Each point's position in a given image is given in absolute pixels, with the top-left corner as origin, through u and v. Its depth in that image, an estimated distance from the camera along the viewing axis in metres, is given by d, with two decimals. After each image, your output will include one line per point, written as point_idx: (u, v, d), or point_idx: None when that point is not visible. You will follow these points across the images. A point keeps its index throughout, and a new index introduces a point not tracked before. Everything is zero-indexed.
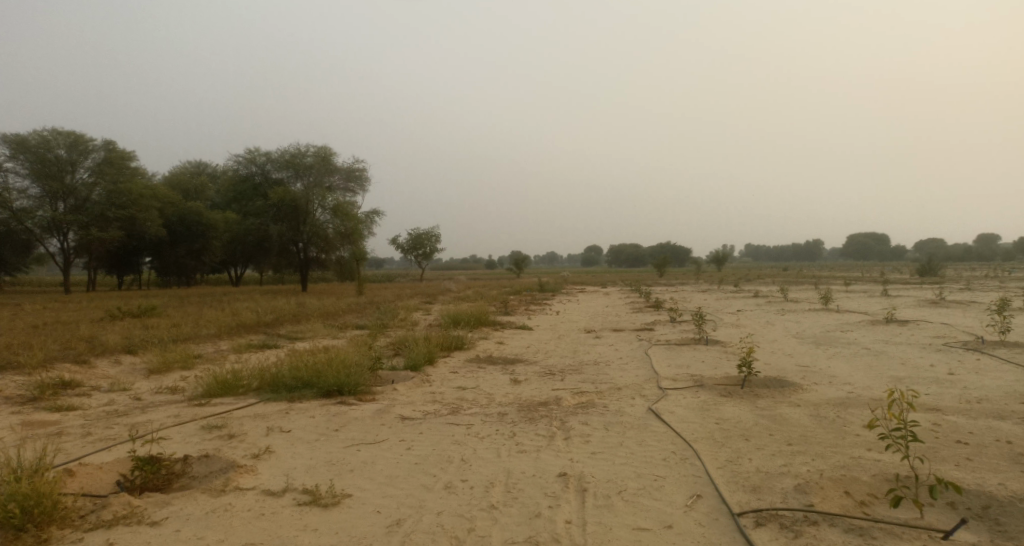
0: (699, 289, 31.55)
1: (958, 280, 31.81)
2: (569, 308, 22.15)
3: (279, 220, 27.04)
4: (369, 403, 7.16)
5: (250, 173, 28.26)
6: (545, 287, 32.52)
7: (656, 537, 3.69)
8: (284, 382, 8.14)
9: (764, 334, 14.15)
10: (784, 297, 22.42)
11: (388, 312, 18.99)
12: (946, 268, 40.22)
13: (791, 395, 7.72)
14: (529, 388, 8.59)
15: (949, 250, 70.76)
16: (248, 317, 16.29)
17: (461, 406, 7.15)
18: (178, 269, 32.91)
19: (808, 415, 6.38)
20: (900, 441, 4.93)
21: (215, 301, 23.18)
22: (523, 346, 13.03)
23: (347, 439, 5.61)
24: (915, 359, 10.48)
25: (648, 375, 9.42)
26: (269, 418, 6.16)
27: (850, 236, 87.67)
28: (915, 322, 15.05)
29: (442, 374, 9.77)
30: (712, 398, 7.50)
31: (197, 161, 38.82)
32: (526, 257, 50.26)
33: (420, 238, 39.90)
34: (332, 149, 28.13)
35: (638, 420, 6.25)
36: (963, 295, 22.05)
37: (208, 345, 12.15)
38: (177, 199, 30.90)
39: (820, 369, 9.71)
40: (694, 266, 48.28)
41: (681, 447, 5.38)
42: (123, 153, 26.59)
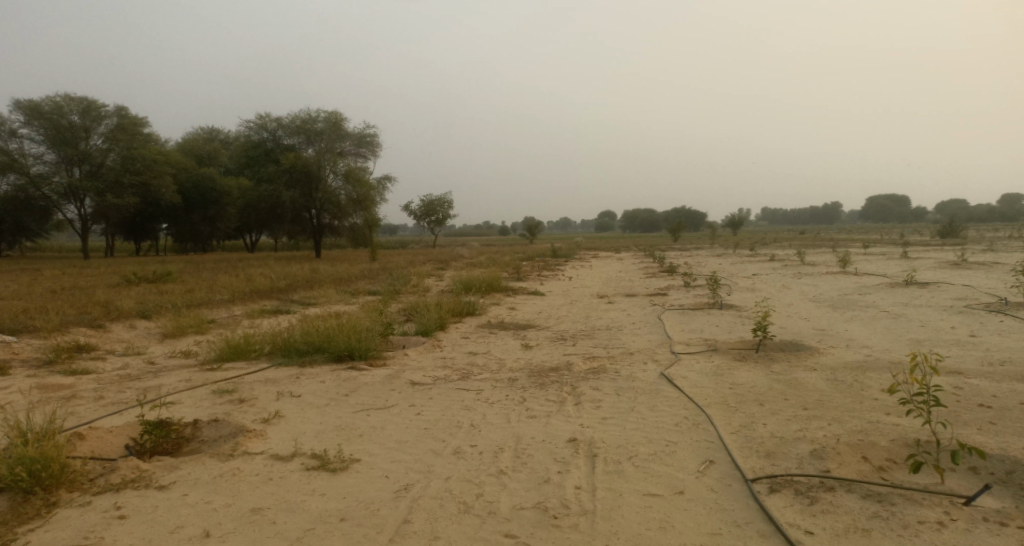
0: (714, 253, 31.19)
1: (980, 242, 31.17)
2: (582, 273, 22.00)
3: (291, 186, 26.94)
4: (379, 368, 7.14)
5: (261, 139, 27.97)
6: (558, 252, 32.34)
7: (667, 503, 3.62)
8: (295, 347, 8.14)
9: (780, 298, 13.95)
10: (801, 261, 22.08)
11: (401, 278, 18.97)
12: (967, 231, 39.45)
13: (807, 359, 7.60)
14: (540, 354, 8.53)
15: (971, 211, 69.32)
16: (261, 283, 16.34)
17: (471, 371, 7.10)
18: (193, 236, 33.08)
19: (824, 379, 6.26)
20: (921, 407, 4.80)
21: (229, 268, 23.30)
22: (535, 311, 12.95)
23: (357, 405, 5.59)
24: (935, 322, 10.27)
25: (661, 340, 9.33)
26: (279, 383, 6.16)
27: (869, 198, 86.14)
28: (935, 284, 14.77)
29: (453, 339, 9.74)
30: (726, 363, 7.39)
31: (209, 127, 38.71)
32: (539, 222, 49.93)
33: (433, 204, 39.69)
34: (343, 114, 27.89)
35: (650, 385, 6.18)
36: (985, 256, 21.58)
37: (221, 310, 12.21)
38: (190, 165, 30.87)
39: (836, 333, 9.54)
40: (709, 230, 47.70)
41: (694, 412, 5.30)
42: (135, 119, 26.51)
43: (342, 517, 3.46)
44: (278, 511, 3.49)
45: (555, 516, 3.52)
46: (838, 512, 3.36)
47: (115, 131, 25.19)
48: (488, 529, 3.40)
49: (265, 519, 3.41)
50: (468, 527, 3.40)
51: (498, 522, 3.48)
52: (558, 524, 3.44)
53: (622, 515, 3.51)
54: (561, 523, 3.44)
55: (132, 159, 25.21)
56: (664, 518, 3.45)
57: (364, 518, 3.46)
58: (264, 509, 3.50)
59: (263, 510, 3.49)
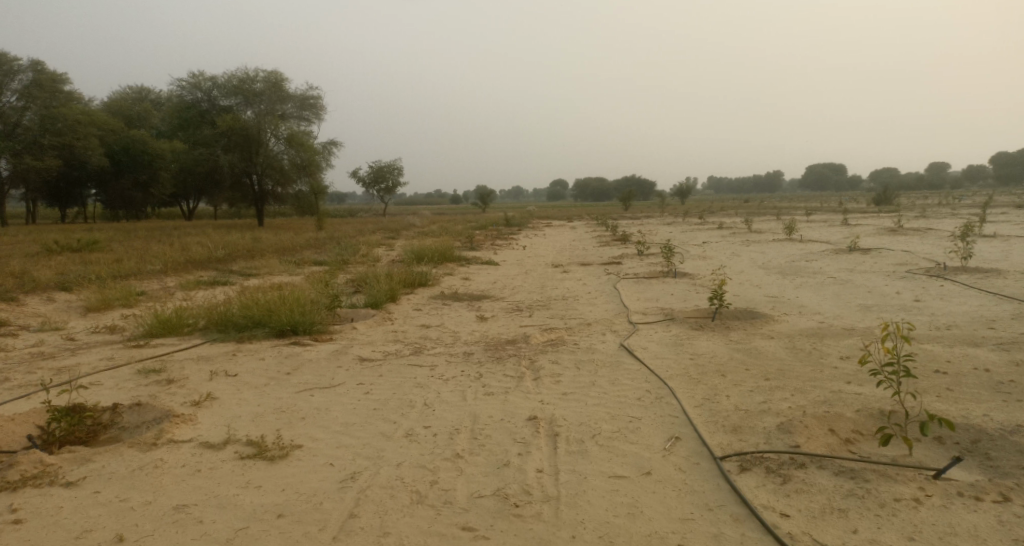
0: (663, 221, 31.42)
1: (914, 208, 32.33)
2: (535, 242, 21.76)
3: (229, 150, 25.64)
4: (325, 344, 6.74)
5: (195, 99, 26.76)
6: (511, 221, 31.94)
7: (635, 486, 3.42)
8: (234, 321, 7.64)
9: (731, 265, 14.03)
10: (748, 228, 22.38)
11: (349, 248, 18.31)
12: (900, 200, 40.88)
13: (763, 326, 7.56)
14: (495, 326, 8.25)
15: (904, 179, 72.09)
16: (198, 253, 15.52)
17: (423, 345, 6.77)
18: (125, 203, 31.39)
19: (783, 348, 6.19)
20: (884, 375, 4.72)
21: (164, 237, 22.14)
22: (489, 281, 12.64)
23: (299, 384, 5.20)
24: (881, 287, 10.42)
25: (618, 309, 9.17)
26: (215, 362, 5.71)
27: (810, 166, 88.59)
28: (877, 250, 15.13)
29: (404, 311, 9.37)
30: (684, 332, 7.27)
31: (139, 88, 36.59)
32: (491, 191, 49.37)
33: (382, 171, 38.62)
34: (283, 74, 26.57)
35: (610, 357, 5.98)
36: (921, 223, 22.28)
37: (153, 281, 11.49)
38: (119, 126, 29.26)
39: (789, 300, 9.57)
40: (657, 198, 48.07)
41: (656, 385, 5.12)
42: (54, 75, 24.59)
43: (280, 512, 3.12)
44: (206, 507, 3.13)
45: (515, 504, 3.27)
46: (813, 493, 3.21)
47: (30, 87, 23.53)
48: (443, 522, 3.11)
49: (191, 517, 3.05)
50: (420, 521, 3.10)
51: (455, 513, 3.20)
52: (520, 514, 3.18)
53: (588, 502, 3.28)
54: (522, 512, 3.19)
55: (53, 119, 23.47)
56: (632, 503, 3.25)
57: (306, 513, 3.13)
58: (190, 506, 3.13)
59: (189, 508, 3.12)
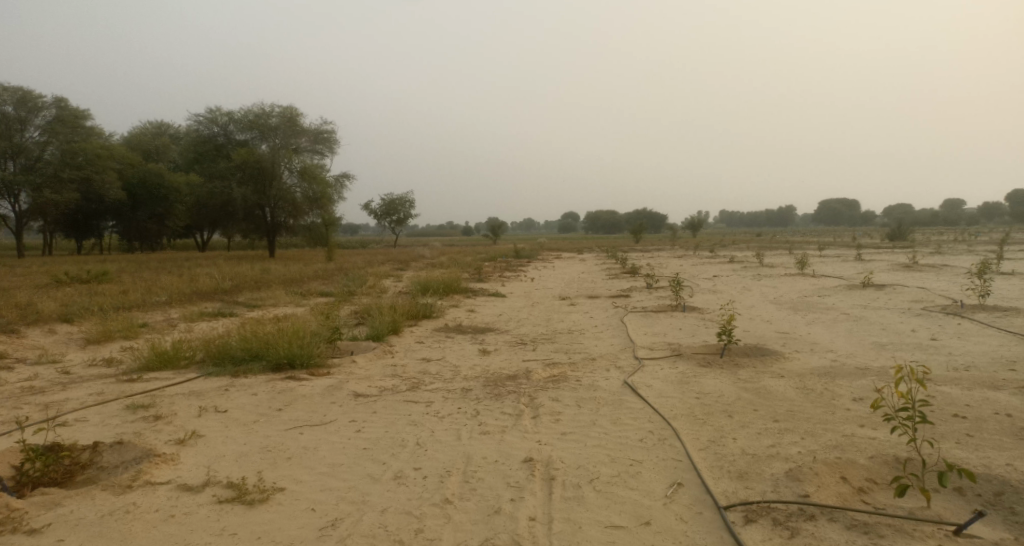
0: (674, 254, 31.22)
1: (929, 244, 31.97)
2: (544, 274, 21.61)
3: (243, 182, 25.90)
4: (321, 378, 6.60)
5: (212, 133, 27.17)
6: (521, 253, 31.88)
7: (632, 538, 3.21)
8: (231, 353, 7.53)
9: (741, 300, 13.79)
10: (760, 262, 22.15)
11: (357, 279, 18.27)
12: (914, 235, 40.46)
13: (773, 364, 7.33)
14: (498, 360, 8.07)
15: (918, 214, 71.59)
16: (205, 284, 15.53)
17: (422, 380, 6.60)
18: (140, 234, 31.74)
19: (794, 387, 5.95)
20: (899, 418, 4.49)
21: (174, 267, 22.27)
22: (494, 313, 12.49)
23: (289, 421, 5.08)
24: (896, 324, 10.15)
25: (624, 344, 8.97)
26: (206, 397, 5.59)
27: (822, 201, 88.35)
28: (891, 286, 14.84)
29: (406, 344, 9.22)
30: (690, 370, 7.05)
31: (159, 123, 37.34)
32: (502, 223, 49.46)
33: (393, 202, 38.84)
34: (298, 109, 27.02)
35: (613, 395, 5.78)
36: (936, 259, 21.95)
37: (157, 313, 11.45)
38: (137, 160, 29.67)
39: (800, 336, 9.32)
40: (668, 232, 47.91)
41: (659, 426, 4.91)
42: (76, 111, 25.16)
43: None
44: None
45: None
46: None
47: (53, 123, 23.97)
48: None
49: None
50: None
51: None
52: None
53: None
54: None
55: (74, 153, 23.91)
56: None
57: None
58: None
59: None
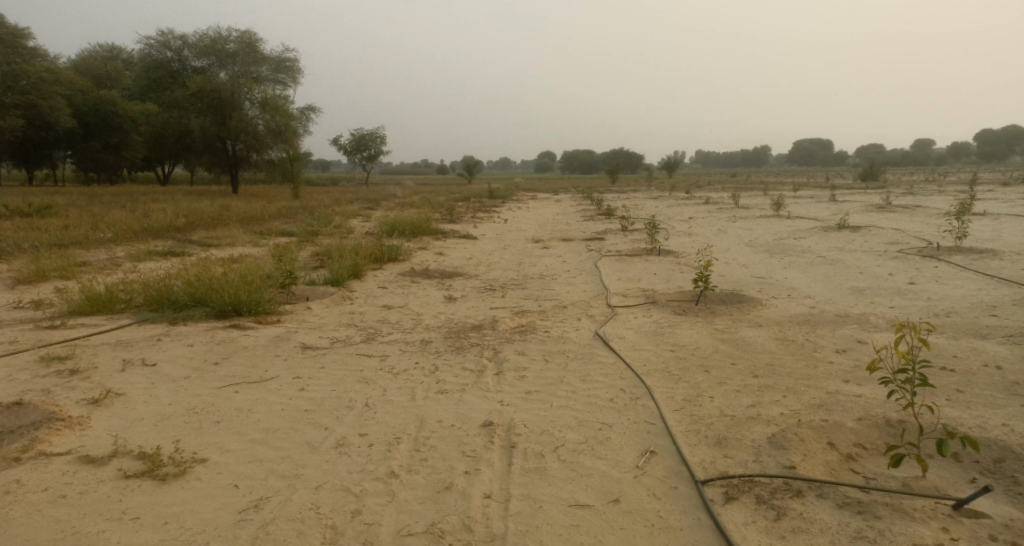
0: (649, 196, 30.72)
1: (900, 185, 31.91)
2: (517, 216, 21.04)
3: (201, 113, 24.56)
4: (268, 327, 6.09)
5: (165, 58, 25.60)
6: (495, 192, 31.08)
7: (597, 518, 2.86)
8: (172, 298, 6.98)
9: (717, 243, 13.45)
10: (735, 203, 21.85)
11: (322, 218, 17.55)
12: (888, 177, 40.52)
13: (751, 311, 7.00)
14: (463, 307, 7.62)
15: (889, 155, 71.81)
16: (158, 222, 14.73)
17: (378, 330, 6.14)
18: (96, 166, 30.31)
19: (773, 337, 5.61)
20: (894, 377, 4.10)
21: (128, 202, 21.23)
22: (464, 256, 11.99)
23: (224, 378, 4.65)
24: (873, 268, 9.87)
25: (596, 291, 8.55)
26: (133, 352, 5.10)
27: (797, 142, 88.18)
28: (866, 228, 14.60)
29: (367, 289, 8.74)
30: (665, 318, 6.71)
31: (111, 46, 35.19)
32: (477, 161, 48.21)
33: (364, 138, 37.47)
34: (258, 35, 25.62)
35: (584, 348, 5.39)
36: (909, 200, 21.80)
37: (101, 255, 10.79)
38: (88, 86, 27.97)
39: (777, 282, 8.99)
40: (644, 172, 47.24)
41: (632, 384, 4.55)
42: (16, 30, 23.29)
43: None
44: None
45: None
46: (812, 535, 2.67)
47: None
48: None
49: None
50: None
51: None
52: None
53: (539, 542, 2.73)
54: None
55: (16, 76, 22.34)
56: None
57: None
58: None
59: None
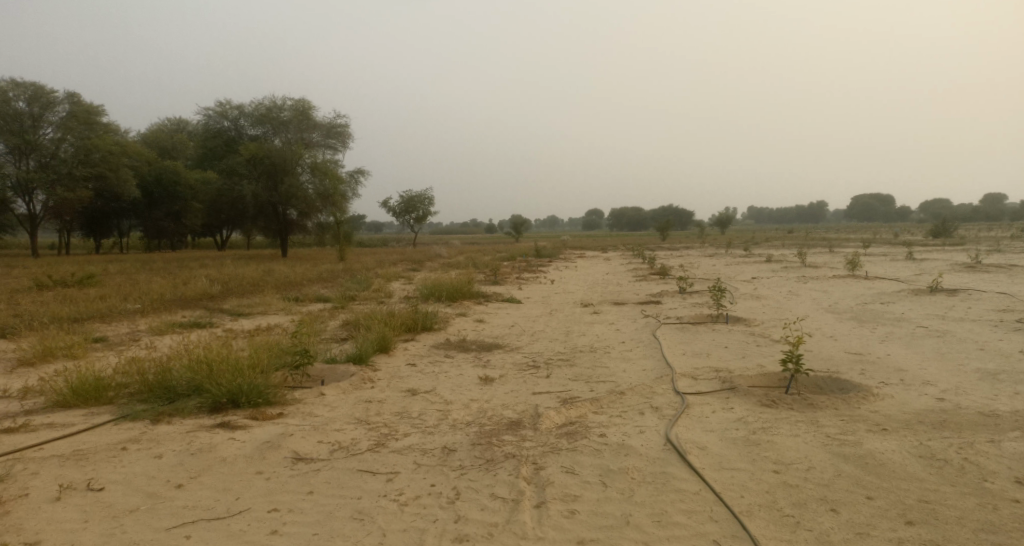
0: (703, 253, 29.17)
1: (979, 241, 29.49)
2: (565, 276, 19.84)
3: (254, 179, 24.49)
4: (262, 426, 4.99)
5: (222, 127, 26.03)
6: (543, 252, 30.09)
7: None
8: (165, 385, 5.98)
9: (791, 308, 11.92)
10: (803, 262, 20.16)
11: (361, 281, 16.80)
12: (963, 232, 37.83)
13: (862, 405, 5.54)
14: (500, 392, 6.36)
15: (957, 209, 68.02)
16: (192, 289, 14.18)
17: (393, 430, 4.95)
18: (158, 233, 30.86)
19: (912, 450, 4.15)
20: None
21: (175, 268, 21.05)
22: (506, 324, 10.84)
23: (181, 510, 3.56)
24: (994, 343, 8.20)
25: (660, 371, 7.17)
26: (83, 470, 4.06)
27: (856, 196, 85.17)
28: (963, 291, 12.82)
29: (394, 368, 7.63)
30: (754, 414, 5.30)
31: (177, 118, 36.56)
32: (526, 220, 47.61)
33: (413, 200, 37.32)
34: (311, 103, 26.05)
35: (655, 464, 4.07)
36: (1000, 258, 19.68)
37: (121, 329, 10.06)
38: (152, 157, 28.56)
39: (880, 361, 7.46)
40: (697, 228, 45.47)
41: (729, 534, 3.24)
42: (90, 106, 23.91)
43: None
44: None
45: None
46: None
47: (67, 119, 22.78)
48: None
49: None
50: None
51: None
52: None
53: None
54: None
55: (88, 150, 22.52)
56: None
57: None
58: None
59: None
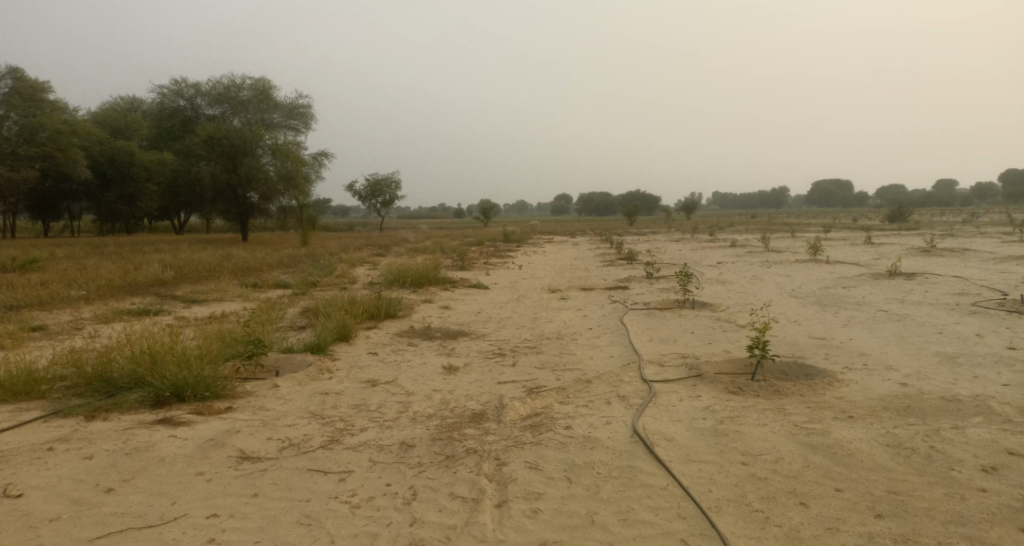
0: (669, 238, 29.31)
1: (933, 226, 30.28)
2: (533, 261, 19.67)
3: (212, 161, 23.72)
4: (209, 422, 4.71)
5: (177, 106, 25.08)
6: (511, 237, 29.88)
7: None
8: (106, 378, 5.64)
9: (756, 293, 11.96)
10: (767, 246, 20.32)
11: (324, 267, 16.38)
12: (918, 217, 38.81)
13: (828, 391, 5.50)
14: (463, 382, 6.16)
15: (913, 195, 69.80)
16: (145, 275, 13.62)
17: (349, 425, 4.72)
18: (112, 216, 29.80)
19: (879, 439, 4.08)
20: None
21: (128, 253, 20.27)
22: (472, 311, 10.63)
23: (110, 518, 3.29)
24: (953, 327, 8.29)
25: (627, 358, 7.05)
26: (4, 474, 3.76)
27: (817, 181, 86.76)
28: (921, 274, 13.04)
29: (354, 357, 7.38)
30: (721, 402, 5.21)
31: (131, 97, 35.19)
32: (494, 205, 47.30)
33: (379, 183, 36.67)
34: (271, 82, 25.21)
35: (621, 457, 3.93)
36: (955, 242, 20.16)
37: (65, 317, 9.56)
38: (104, 137, 27.43)
39: (844, 345, 7.47)
40: (663, 212, 45.77)
41: (697, 531, 3.13)
42: (35, 82, 22.80)
43: None
44: None
45: None
46: None
47: (11, 95, 21.69)
48: None
49: None
50: None
51: None
52: None
53: None
54: None
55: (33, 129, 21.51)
56: None
57: None
58: None
59: None
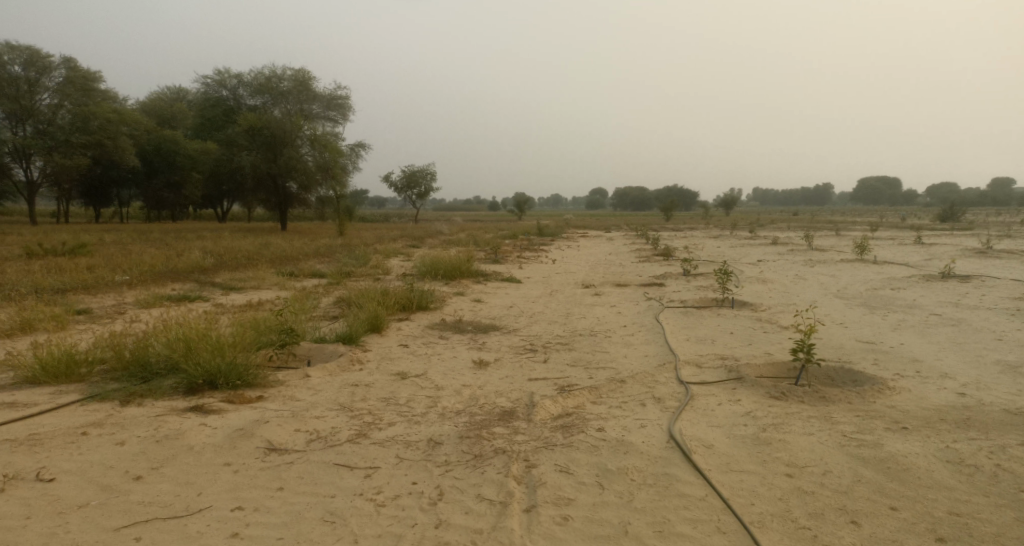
0: (707, 235, 28.72)
1: (988, 227, 28.98)
2: (567, 256, 19.44)
3: (253, 150, 24.04)
4: (238, 412, 4.67)
5: (221, 96, 25.50)
6: (546, 230, 29.68)
7: None
8: (141, 363, 5.66)
9: (798, 292, 11.55)
10: (810, 245, 19.69)
11: (359, 257, 16.46)
12: (971, 218, 37.26)
13: (877, 399, 5.20)
14: (494, 377, 6.03)
15: (965, 194, 67.14)
16: (185, 262, 13.84)
17: (377, 419, 4.62)
18: (157, 203, 30.53)
19: (937, 454, 3.80)
20: None
21: (171, 240, 20.70)
22: (504, 305, 10.50)
23: (134, 507, 3.25)
24: (1012, 333, 7.83)
25: (663, 357, 6.82)
26: (35, 458, 3.75)
27: (863, 179, 84.19)
28: (975, 277, 12.44)
29: (385, 349, 7.32)
30: (764, 407, 4.96)
31: (178, 88, 35.95)
32: (529, 199, 47.09)
33: (415, 175, 36.81)
34: (311, 73, 25.42)
35: (658, 463, 3.74)
36: (1011, 244, 19.25)
37: (107, 301, 9.72)
38: (151, 126, 28.08)
39: (893, 351, 7.10)
40: (702, 208, 44.93)
41: None
42: (87, 72, 23.32)
43: None
44: None
45: None
46: None
47: (64, 85, 22.23)
48: None
49: None
50: None
51: None
52: None
53: None
54: None
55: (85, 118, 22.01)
56: None
57: None
58: None
59: None
